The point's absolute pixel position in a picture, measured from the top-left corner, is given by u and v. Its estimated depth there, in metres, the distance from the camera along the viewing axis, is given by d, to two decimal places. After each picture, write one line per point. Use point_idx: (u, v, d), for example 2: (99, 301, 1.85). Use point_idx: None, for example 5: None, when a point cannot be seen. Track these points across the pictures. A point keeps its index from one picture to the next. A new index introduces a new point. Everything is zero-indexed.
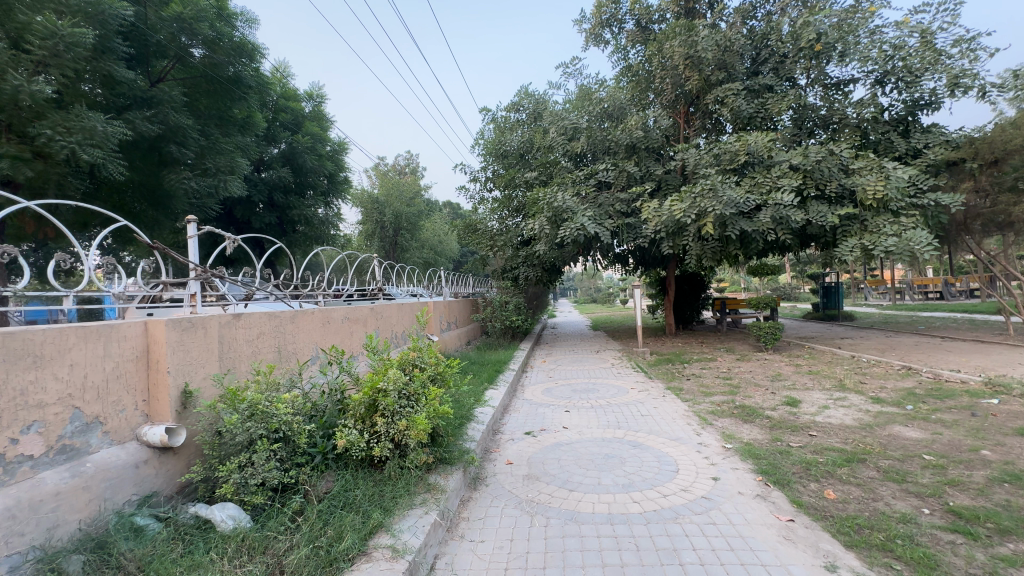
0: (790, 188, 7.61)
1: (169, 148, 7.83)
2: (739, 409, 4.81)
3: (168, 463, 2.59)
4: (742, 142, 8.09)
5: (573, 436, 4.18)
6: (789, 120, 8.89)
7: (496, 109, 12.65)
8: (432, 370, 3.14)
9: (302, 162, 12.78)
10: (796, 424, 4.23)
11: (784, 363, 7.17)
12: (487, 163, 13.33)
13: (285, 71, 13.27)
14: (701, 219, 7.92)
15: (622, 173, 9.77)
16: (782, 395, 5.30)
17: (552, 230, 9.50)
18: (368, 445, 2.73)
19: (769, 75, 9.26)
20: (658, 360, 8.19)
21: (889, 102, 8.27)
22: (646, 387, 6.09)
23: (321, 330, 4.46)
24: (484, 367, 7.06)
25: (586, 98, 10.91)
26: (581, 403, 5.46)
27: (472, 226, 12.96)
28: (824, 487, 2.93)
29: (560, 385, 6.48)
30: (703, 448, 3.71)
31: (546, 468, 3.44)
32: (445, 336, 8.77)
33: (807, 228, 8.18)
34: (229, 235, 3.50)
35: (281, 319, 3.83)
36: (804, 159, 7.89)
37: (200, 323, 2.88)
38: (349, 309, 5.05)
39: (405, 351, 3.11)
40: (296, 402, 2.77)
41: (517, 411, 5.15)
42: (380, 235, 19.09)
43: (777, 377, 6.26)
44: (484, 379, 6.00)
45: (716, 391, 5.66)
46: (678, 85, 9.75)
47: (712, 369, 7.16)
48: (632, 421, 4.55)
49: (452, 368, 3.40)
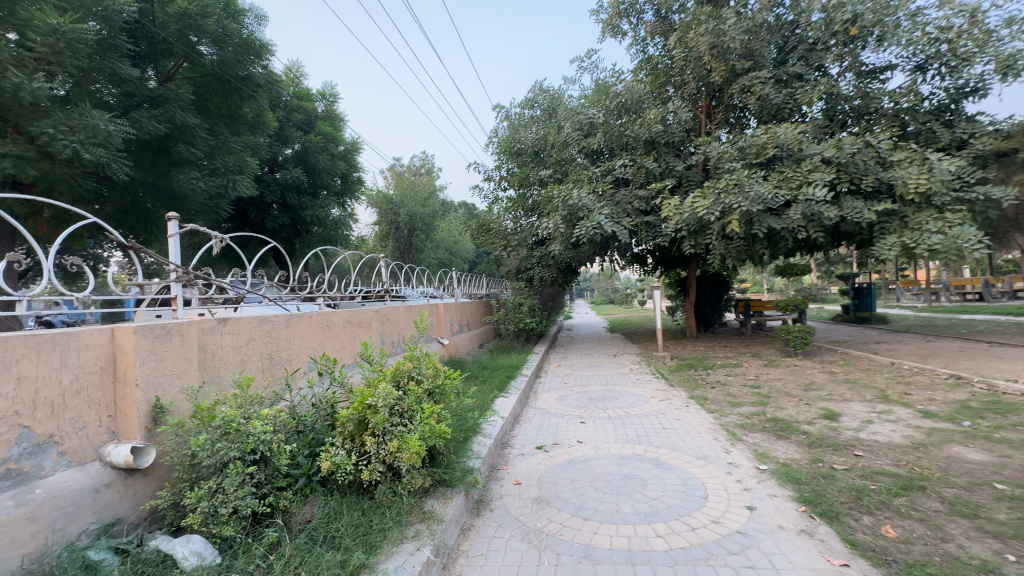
0: (823, 182, 7.10)
1: (177, 147, 7.73)
2: (771, 423, 4.39)
3: (136, 486, 2.34)
4: (770, 134, 7.63)
5: (589, 452, 3.83)
6: (820, 111, 8.36)
7: (510, 105, 12.35)
8: (430, 383, 2.82)
9: (314, 162, 12.67)
10: (838, 442, 3.80)
11: (817, 370, 6.68)
12: (501, 162, 13.04)
13: (298, 71, 13.22)
14: (726, 216, 7.48)
15: (640, 169, 9.33)
16: (818, 407, 4.86)
17: (567, 229, 9.15)
18: (356, 468, 2.43)
19: (797, 64, 8.76)
20: (679, 365, 7.76)
21: (931, 90, 7.68)
22: (668, 396, 5.70)
23: (320, 335, 4.21)
24: (496, 372, 6.74)
25: (603, 92, 10.52)
26: (598, 413, 5.09)
27: (485, 225, 12.68)
28: (881, 522, 2.53)
29: (576, 392, 6.11)
30: (734, 469, 3.32)
31: (558, 490, 3.11)
32: (456, 339, 8.49)
33: (841, 225, 7.65)
34: (214, 233, 3.26)
35: (273, 324, 3.58)
36: (838, 151, 7.37)
37: (176, 330, 2.62)
38: (351, 312, 4.79)
39: (400, 361, 2.81)
40: (278, 419, 2.50)
41: (530, 422, 4.81)
42: (394, 236, 18.96)
43: (811, 386, 5.79)
44: (495, 386, 5.67)
45: (744, 401, 5.23)
46: (700, 76, 9.30)
47: (738, 376, 6.70)
48: (653, 435, 4.17)
49: (454, 380, 3.07)
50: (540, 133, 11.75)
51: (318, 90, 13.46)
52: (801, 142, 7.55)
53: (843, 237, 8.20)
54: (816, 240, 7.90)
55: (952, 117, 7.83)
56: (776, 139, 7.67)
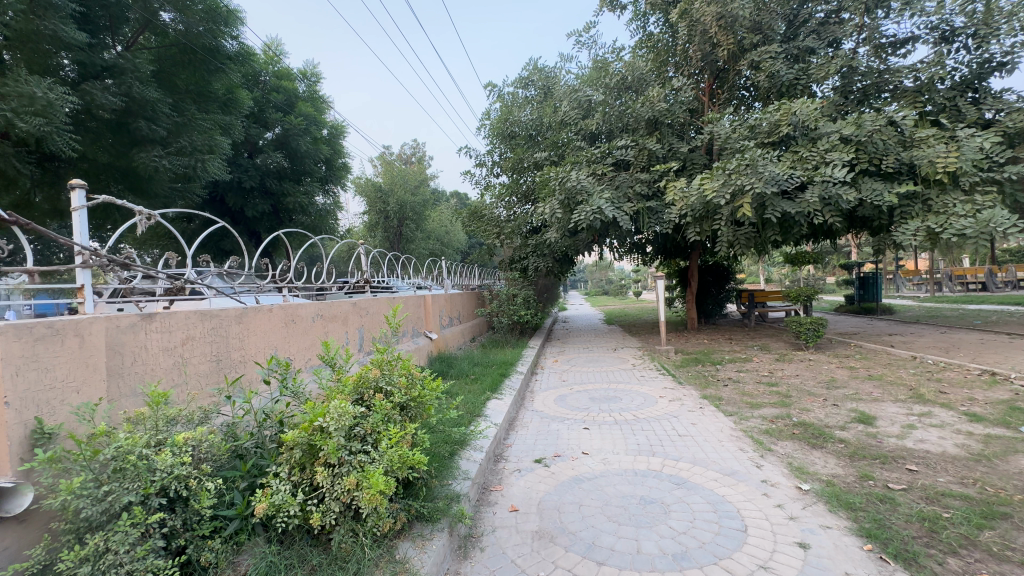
0: (842, 161, 6.58)
1: (137, 124, 7.03)
2: (800, 429, 3.88)
3: (4, 538, 1.71)
4: (784, 111, 7.07)
5: (596, 466, 3.28)
6: (835, 88, 7.82)
7: (503, 84, 11.63)
8: (403, 396, 2.19)
9: (296, 145, 11.92)
10: (884, 453, 3.28)
11: (836, 366, 6.19)
12: (494, 146, 12.39)
13: (277, 49, 12.45)
14: (737, 200, 6.91)
15: (643, 151, 8.76)
16: (849, 409, 4.34)
17: (564, 214, 8.56)
18: (302, 510, 1.85)
19: (809, 37, 8.22)
20: (685, 360, 7.26)
21: (955, 65, 7.14)
22: (678, 395, 5.16)
23: (283, 331, 3.64)
24: (489, 370, 6.17)
25: (602, 69, 9.87)
26: (602, 416, 4.55)
27: (478, 212, 12.10)
28: (972, 566, 2.01)
29: (576, 392, 5.57)
30: (771, 490, 2.79)
31: (562, 520, 2.55)
32: (445, 333, 7.91)
33: (858, 210, 7.14)
34: (138, 208, 2.63)
35: (218, 319, 2.97)
36: (857, 129, 6.83)
37: (71, 330, 2.03)
38: (321, 305, 4.22)
39: (365, 366, 2.21)
40: (202, 445, 1.92)
41: (526, 429, 4.26)
42: (383, 226, 18.28)
43: (833, 384, 5.30)
44: (487, 387, 5.11)
45: (764, 402, 4.73)
46: (706, 52, 8.70)
47: (751, 372, 6.19)
48: (669, 444, 3.64)
49: (435, 389, 2.45)
50: (535, 115, 11.08)
51: (299, 69, 12.69)
52: (816, 119, 7.02)
53: (858, 224, 7.70)
54: (831, 226, 7.39)
55: (976, 95, 7.30)
56: (790, 116, 7.10)
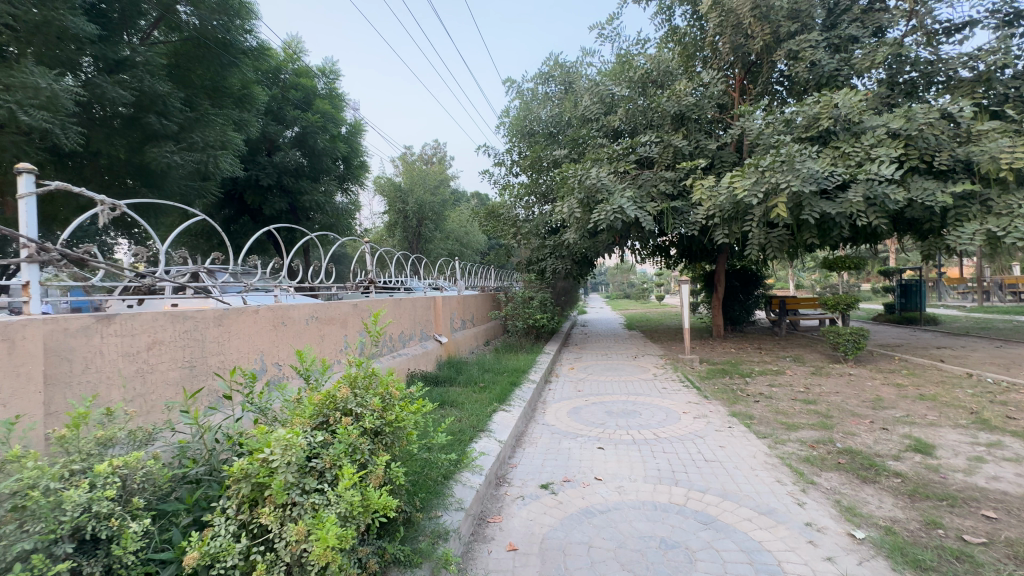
0: (889, 157, 6.01)
1: (148, 118, 6.97)
2: (847, 458, 3.41)
3: None
4: (825, 103, 6.53)
5: (611, 497, 2.87)
6: (881, 78, 7.22)
7: (523, 80, 11.27)
8: (376, 421, 1.80)
9: (314, 143, 11.80)
10: (952, 493, 2.80)
11: (880, 383, 5.62)
12: (512, 144, 12.06)
13: (297, 47, 12.45)
14: (771, 199, 6.39)
15: (668, 148, 8.28)
16: (902, 434, 3.83)
17: (583, 214, 8.18)
18: (243, 561, 1.50)
19: (851, 25, 7.63)
20: (710, 371, 6.77)
21: (1020, 51, 6.47)
22: (703, 411, 4.72)
23: (270, 335, 3.35)
24: (499, 378, 5.81)
25: (625, 63, 9.44)
26: (619, 433, 4.14)
27: (494, 212, 11.79)
28: None
29: (592, 404, 5.16)
30: (817, 537, 2.36)
31: (568, 567, 2.17)
32: (457, 336, 7.59)
33: (906, 212, 6.54)
34: (100, 198, 2.36)
35: (192, 321, 2.69)
36: (906, 123, 6.25)
37: (1, 334, 1.77)
38: (316, 306, 3.93)
39: (335, 383, 1.85)
40: (136, 473, 1.62)
41: (535, 446, 3.89)
42: (402, 225, 18.13)
43: (879, 404, 4.76)
44: (495, 397, 4.76)
45: (801, 423, 4.25)
46: (738, 44, 8.19)
47: (785, 388, 5.68)
48: (695, 472, 3.20)
49: (420, 411, 2.05)
50: (555, 111, 10.70)
51: (318, 66, 12.63)
52: (860, 112, 6.45)
53: (905, 226, 7.09)
54: (875, 228, 6.79)
55: None
56: (832, 109, 6.55)
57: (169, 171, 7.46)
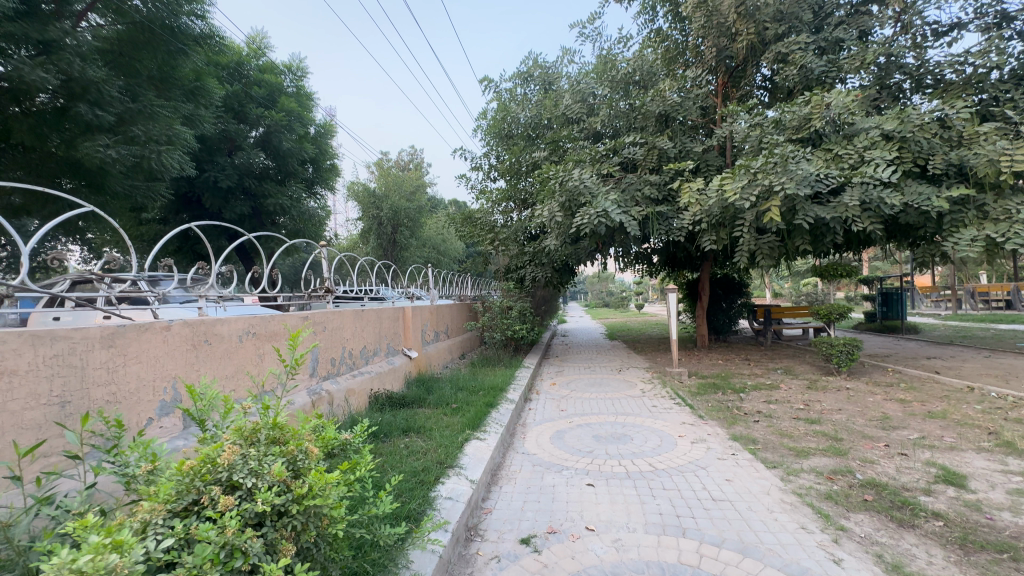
0: (885, 159, 5.73)
1: (78, 108, 6.25)
2: (873, 494, 2.95)
3: None
4: (816, 103, 6.26)
5: (607, 557, 2.32)
6: (870, 80, 7.02)
7: (501, 80, 10.80)
8: (276, 499, 1.20)
9: (278, 144, 11.07)
10: (1007, 541, 2.36)
11: (882, 399, 5.26)
12: (489, 147, 11.58)
13: (262, 42, 11.77)
14: (764, 202, 6.02)
15: (652, 151, 7.92)
16: (926, 462, 3.40)
17: (565, 218, 7.74)
18: None
19: (837, 28, 7.42)
20: (701, 385, 6.35)
21: (1009, 54, 6.32)
22: (701, 435, 4.24)
23: (186, 357, 2.71)
24: (474, 397, 5.24)
25: (606, 63, 9.08)
26: (609, 464, 3.60)
27: (471, 217, 11.27)
28: None
29: (578, 427, 4.63)
30: None
31: None
32: (429, 350, 6.99)
33: (900, 217, 6.28)
34: None
35: (63, 342, 2.06)
36: (900, 124, 6.01)
37: None
38: (252, 319, 3.30)
39: (219, 441, 1.26)
40: None
41: (514, 484, 3.31)
42: (376, 232, 17.40)
43: (889, 424, 4.36)
44: (468, 422, 4.18)
45: (810, 447, 3.81)
46: (721, 47, 7.91)
47: (782, 404, 5.27)
48: (703, 519, 2.69)
49: (351, 472, 1.47)
50: (534, 113, 10.27)
51: (284, 62, 11.94)
52: (852, 113, 6.19)
53: (897, 232, 6.84)
54: (868, 235, 6.50)
55: None
56: (824, 110, 6.29)
57: (106, 169, 6.69)
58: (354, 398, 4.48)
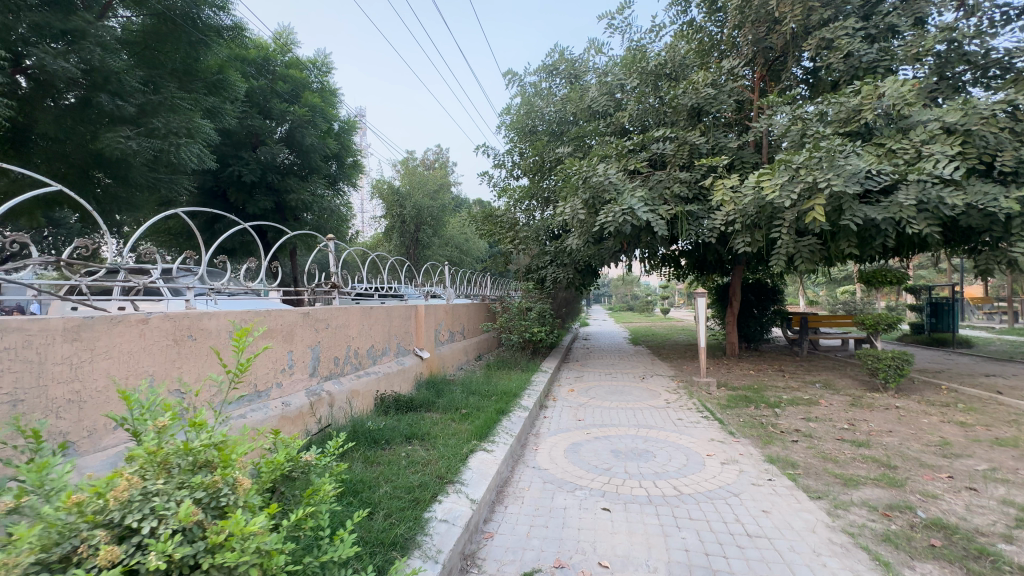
0: (947, 154, 5.17)
1: (100, 98, 6.26)
2: (941, 539, 2.51)
3: None
4: (868, 93, 5.75)
5: None
6: (927, 70, 6.42)
7: (525, 74, 10.50)
8: (179, 555, 0.93)
9: (302, 139, 11.04)
10: None
11: (940, 421, 4.71)
12: (512, 144, 11.29)
13: (289, 38, 11.81)
14: (808, 200, 5.52)
15: (684, 146, 7.47)
16: (1002, 500, 2.92)
17: (588, 216, 7.41)
18: None
19: (890, 14, 6.82)
20: (732, 398, 5.89)
21: None
22: (734, 455, 3.82)
23: (164, 354, 2.50)
24: (486, 403, 4.94)
25: (636, 55, 8.66)
26: (628, 485, 3.24)
27: (492, 215, 11.00)
28: None
29: (595, 440, 4.28)
30: None
31: None
32: (443, 350, 6.74)
33: (960, 219, 5.69)
34: None
35: (16, 335, 1.85)
36: (964, 116, 5.44)
37: None
38: (247, 314, 3.08)
39: (113, 475, 1.02)
40: None
41: (521, 503, 2.98)
42: (399, 230, 17.34)
43: (950, 451, 3.85)
44: (476, 430, 3.89)
45: (860, 476, 3.35)
46: (760, 37, 7.41)
47: (824, 422, 4.79)
48: (737, 562, 2.30)
49: (294, 515, 1.18)
50: (560, 108, 9.92)
51: (310, 58, 11.94)
52: (907, 104, 5.67)
53: (955, 236, 6.22)
54: (923, 238, 5.92)
55: None
56: (876, 100, 5.77)
57: (128, 161, 6.69)
58: (357, 400, 4.25)
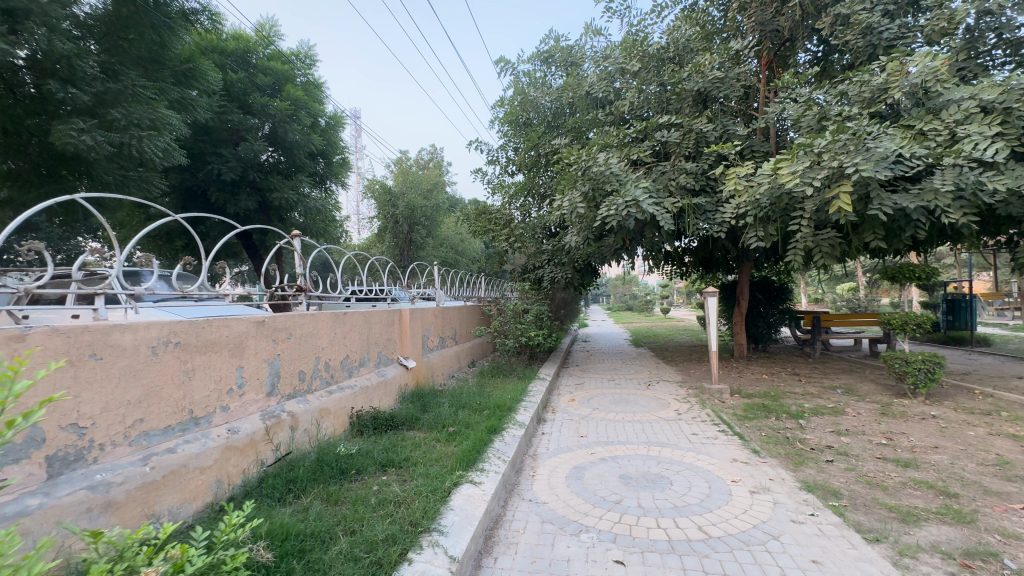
0: (986, 135, 4.65)
1: (48, 84, 5.68)
2: None
3: None
4: (895, 70, 5.26)
5: None
6: (956, 46, 5.91)
7: (519, 63, 9.96)
8: None
9: (285, 135, 10.44)
10: None
11: (990, 434, 4.16)
12: (506, 138, 10.72)
13: (271, 30, 11.28)
14: (833, 187, 4.97)
15: (690, 133, 6.95)
16: None
17: (587, 209, 6.86)
18: None
19: None
20: (749, 407, 5.34)
21: None
22: (764, 482, 3.26)
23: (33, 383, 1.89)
24: (477, 419, 4.38)
25: (636, 40, 8.12)
26: (644, 525, 2.69)
27: (486, 213, 10.45)
28: None
29: (601, 463, 3.73)
30: None
31: None
32: (431, 357, 6.18)
33: (997, 209, 5.19)
34: None
35: None
36: (1003, 92, 4.93)
37: None
38: (175, 326, 2.51)
39: None
40: None
41: (514, 555, 2.42)
42: (392, 231, 16.70)
43: (1014, 473, 3.31)
44: (462, 455, 3.34)
45: (918, 509, 2.81)
46: (767, 18, 6.87)
47: (857, 436, 4.25)
48: None
49: None
50: (556, 98, 9.37)
51: (292, 50, 11.36)
52: (939, 81, 5.16)
53: (990, 226, 5.72)
54: (955, 229, 5.41)
55: None
56: (903, 79, 5.28)
57: (84, 156, 6.11)
58: (328, 420, 3.70)
